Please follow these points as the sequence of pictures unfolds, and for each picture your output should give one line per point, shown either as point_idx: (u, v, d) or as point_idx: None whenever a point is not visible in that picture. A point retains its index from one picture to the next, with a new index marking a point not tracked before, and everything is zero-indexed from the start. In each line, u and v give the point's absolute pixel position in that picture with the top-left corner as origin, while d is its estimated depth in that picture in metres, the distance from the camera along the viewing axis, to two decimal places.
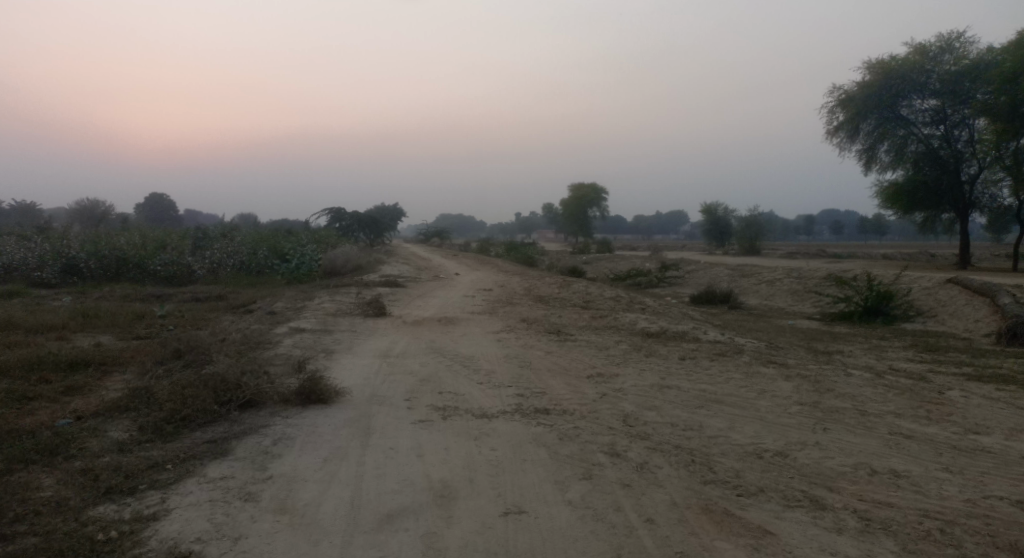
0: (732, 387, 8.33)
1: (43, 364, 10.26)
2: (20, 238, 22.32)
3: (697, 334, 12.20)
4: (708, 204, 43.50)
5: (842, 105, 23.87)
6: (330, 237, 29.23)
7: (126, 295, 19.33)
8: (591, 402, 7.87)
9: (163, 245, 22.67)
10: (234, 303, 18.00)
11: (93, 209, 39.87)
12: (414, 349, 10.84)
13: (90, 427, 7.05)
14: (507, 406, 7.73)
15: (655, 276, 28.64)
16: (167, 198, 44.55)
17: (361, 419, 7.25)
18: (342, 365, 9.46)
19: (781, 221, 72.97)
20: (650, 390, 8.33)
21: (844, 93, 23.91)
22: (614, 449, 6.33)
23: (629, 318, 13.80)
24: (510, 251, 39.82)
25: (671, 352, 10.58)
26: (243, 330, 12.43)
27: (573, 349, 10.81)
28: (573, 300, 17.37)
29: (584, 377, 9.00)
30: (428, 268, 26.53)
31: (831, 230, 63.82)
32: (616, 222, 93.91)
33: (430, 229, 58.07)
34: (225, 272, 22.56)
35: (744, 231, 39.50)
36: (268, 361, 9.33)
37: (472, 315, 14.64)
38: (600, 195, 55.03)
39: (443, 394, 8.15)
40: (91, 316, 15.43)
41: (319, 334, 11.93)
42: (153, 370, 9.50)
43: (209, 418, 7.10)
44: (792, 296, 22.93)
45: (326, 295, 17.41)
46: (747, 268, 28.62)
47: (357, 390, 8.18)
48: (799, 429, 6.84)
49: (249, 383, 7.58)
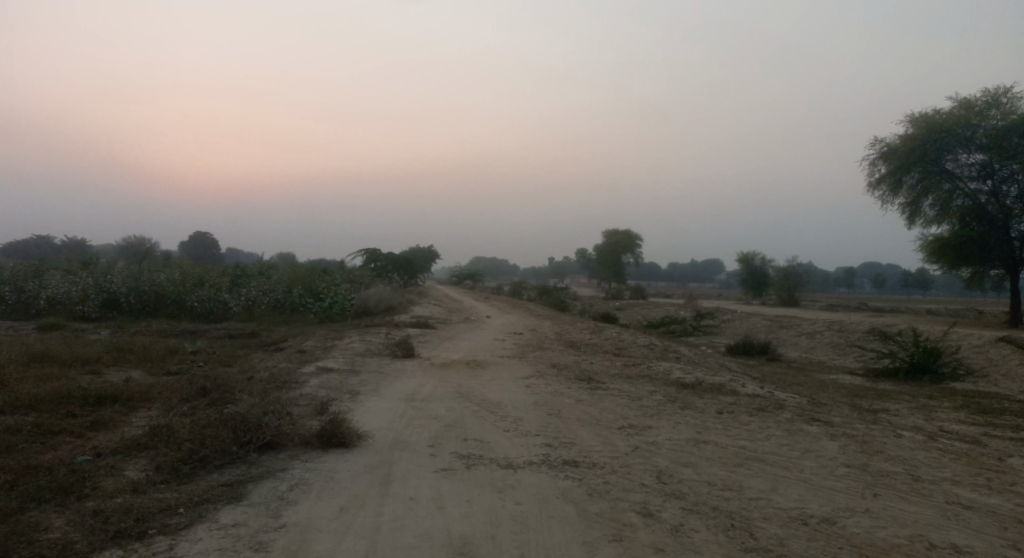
0: (774, 445, 7.87)
1: (71, 399, 10.19)
2: (65, 272, 22.75)
3: (734, 386, 11.71)
4: (746, 254, 42.87)
5: (885, 157, 23.43)
6: (364, 277, 29.31)
7: (161, 330, 19.46)
8: (623, 456, 7.48)
9: (200, 281, 22.89)
10: (265, 341, 17.97)
11: (138, 245, 40.69)
12: (440, 392, 10.57)
13: (107, 465, 6.87)
14: (533, 456, 7.38)
15: (690, 325, 28.09)
16: (209, 235, 45.30)
17: (381, 465, 6.96)
18: (366, 407, 9.20)
19: (820, 273, 71.65)
20: (686, 445, 7.91)
21: (887, 145, 23.43)
22: (646, 509, 5.94)
23: (664, 367, 13.36)
24: (543, 295, 39.55)
25: (708, 405, 10.14)
26: (271, 368, 12.30)
27: (605, 398, 10.44)
28: (605, 347, 16.99)
29: (615, 428, 8.61)
30: (460, 310, 26.38)
31: (872, 282, 62.40)
32: (650, 269, 93.23)
33: (464, 271, 58.13)
34: (260, 309, 22.66)
35: (782, 282, 38.75)
36: (292, 402, 9.12)
37: (501, 359, 14.35)
38: (635, 241, 54.65)
39: (468, 442, 7.83)
40: (125, 350, 15.49)
41: (346, 374, 11.72)
42: (178, 407, 9.34)
43: (227, 459, 6.87)
44: (833, 350, 22.22)
45: (356, 334, 17.28)
46: (786, 319, 27.91)
47: (379, 435, 7.90)
48: (846, 493, 6.38)
49: (270, 423, 7.35)
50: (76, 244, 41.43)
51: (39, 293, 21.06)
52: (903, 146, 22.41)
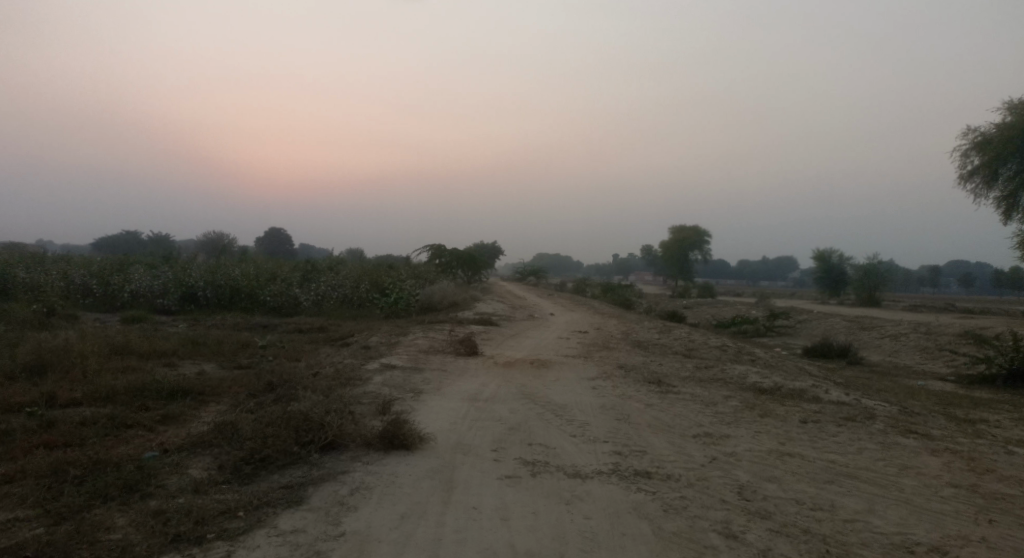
0: (867, 460, 7.24)
1: (144, 391, 10.24)
2: (147, 266, 23.42)
3: (817, 393, 11.00)
4: (821, 251, 41.19)
5: (979, 148, 21.96)
6: (429, 273, 29.32)
7: (235, 323, 19.76)
8: (700, 468, 6.96)
9: (273, 276, 23.21)
10: (333, 335, 18.03)
11: (217, 241, 41.87)
12: (505, 393, 10.21)
13: (171, 460, 6.72)
14: (603, 465, 6.93)
15: (762, 325, 27.07)
16: (284, 231, 46.27)
17: (443, 469, 6.64)
18: (429, 407, 8.90)
19: (901, 271, 68.44)
20: (768, 458, 7.34)
21: (981, 135, 21.99)
22: (730, 530, 5.43)
23: (738, 370, 12.71)
24: (608, 292, 38.89)
25: (790, 412, 9.51)
26: (336, 364, 12.17)
27: (677, 403, 9.92)
28: (675, 347, 16.38)
29: (691, 436, 8.09)
30: (524, 306, 26.05)
31: (958, 283, 59.22)
32: (718, 267, 91.06)
33: (528, 267, 57.80)
34: (328, 304, 22.83)
35: (861, 280, 37.05)
36: (355, 400, 8.90)
37: (568, 359, 13.92)
38: (703, 238, 53.21)
39: (533, 447, 7.44)
40: (199, 343, 15.70)
41: (410, 371, 11.51)
42: (244, 403, 9.24)
43: (288, 460, 6.63)
44: (920, 353, 20.97)
45: (420, 331, 17.16)
46: (866, 320, 26.58)
47: (442, 437, 7.59)
48: (956, 519, 5.75)
49: (332, 422, 7.09)
50: (160, 239, 42.95)
51: (123, 286, 21.71)
52: (1000, 136, 20.95)
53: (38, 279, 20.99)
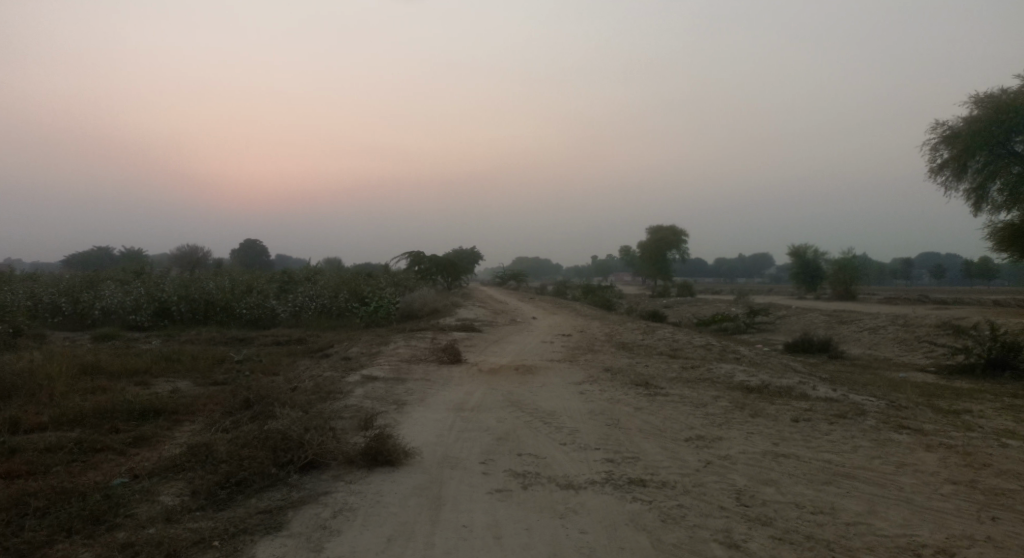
0: (864, 459, 7.10)
1: (115, 413, 9.85)
2: (118, 282, 22.87)
3: (805, 390, 10.88)
4: (797, 247, 41.42)
5: (948, 141, 22.14)
6: (408, 280, 28.98)
7: (211, 338, 19.31)
8: (694, 473, 6.76)
9: (249, 288, 22.77)
10: (311, 347, 17.66)
11: (192, 254, 41.19)
12: (490, 401, 9.97)
13: (142, 487, 6.40)
14: (595, 474, 6.71)
15: (743, 322, 27.07)
16: (260, 242, 45.65)
17: (430, 486, 6.38)
18: (412, 419, 8.63)
19: (875, 263, 69.14)
20: (763, 460, 7.18)
21: (950, 129, 22.15)
22: (730, 539, 5.24)
23: (725, 370, 12.55)
24: (588, 293, 38.76)
25: (781, 411, 9.37)
26: (315, 377, 11.86)
27: (666, 405, 9.75)
28: (659, 348, 16.22)
29: (682, 440, 7.90)
30: (505, 311, 25.83)
31: (931, 274, 59.91)
32: (696, 265, 91.46)
33: (507, 271, 57.57)
34: (306, 315, 22.42)
35: (837, 274, 37.29)
36: (336, 415, 8.61)
37: (552, 363, 13.70)
38: (680, 237, 53.30)
39: (522, 458, 7.21)
40: (174, 360, 15.28)
41: (392, 382, 11.22)
42: (220, 422, 8.91)
43: (267, 482, 6.34)
44: (899, 345, 21.05)
45: (401, 339, 16.86)
46: (845, 314, 26.69)
47: (428, 450, 7.33)
48: (959, 518, 5.62)
49: (312, 441, 6.80)
50: (133, 254, 42.18)
51: (95, 304, 21.15)
52: (969, 129, 21.11)
53: (5, 299, 20.39)
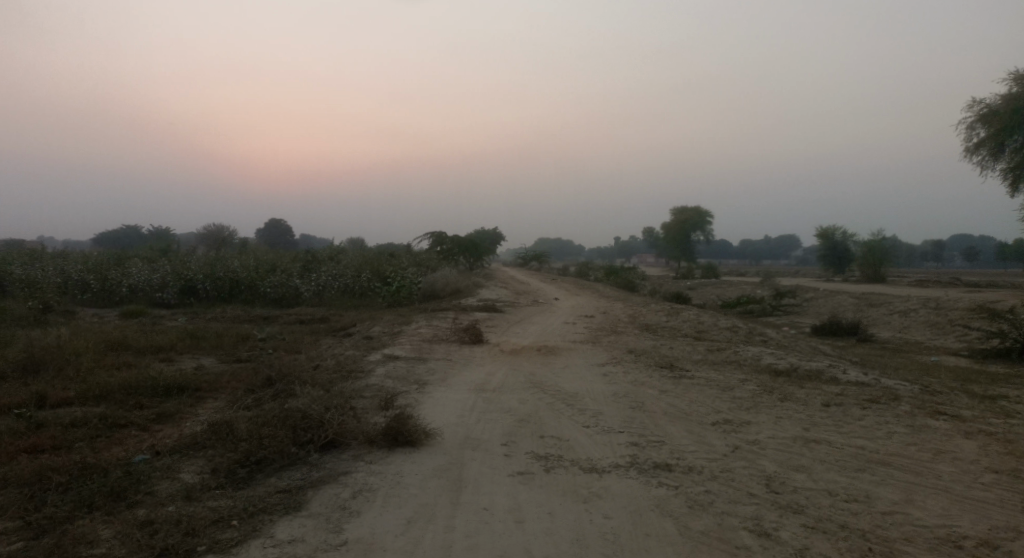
0: (898, 445, 6.86)
1: (138, 389, 9.85)
2: (145, 260, 23.04)
3: (835, 374, 10.61)
4: (825, 228, 40.73)
5: (985, 119, 21.45)
6: (431, 260, 28.91)
7: (235, 316, 19.37)
8: (723, 459, 6.57)
9: (273, 267, 22.83)
10: (334, 326, 17.66)
11: (218, 233, 41.46)
12: (513, 382, 9.82)
13: (162, 463, 6.34)
14: (621, 458, 6.54)
15: (769, 305, 26.69)
16: (284, 222, 45.82)
17: (451, 467, 6.26)
18: (434, 400, 8.52)
19: (905, 245, 67.87)
20: (793, 445, 6.97)
21: (987, 106, 21.45)
22: (761, 527, 5.06)
23: (752, 353, 12.30)
24: (611, 275, 38.46)
25: (811, 395, 9.13)
26: (337, 356, 11.81)
27: (692, 388, 9.55)
28: (684, 330, 15.97)
29: (709, 424, 7.71)
30: (528, 292, 25.68)
31: (962, 256, 58.66)
32: (720, 247, 90.56)
33: (530, 252, 57.35)
34: (330, 294, 22.45)
35: (866, 257, 36.61)
36: (357, 394, 8.52)
37: (575, 345, 13.52)
38: (705, 218, 52.63)
39: (545, 440, 7.06)
40: (198, 337, 15.32)
41: (414, 362, 11.12)
42: (242, 400, 8.86)
43: (287, 462, 6.24)
44: (930, 329, 20.60)
45: (423, 319, 16.78)
46: (874, 297, 26.19)
47: (449, 431, 7.20)
48: (1001, 509, 5.39)
49: (332, 420, 6.71)
50: (161, 233, 42.56)
51: (122, 281, 21.31)
52: (1007, 106, 20.44)
53: (35, 275, 20.62)
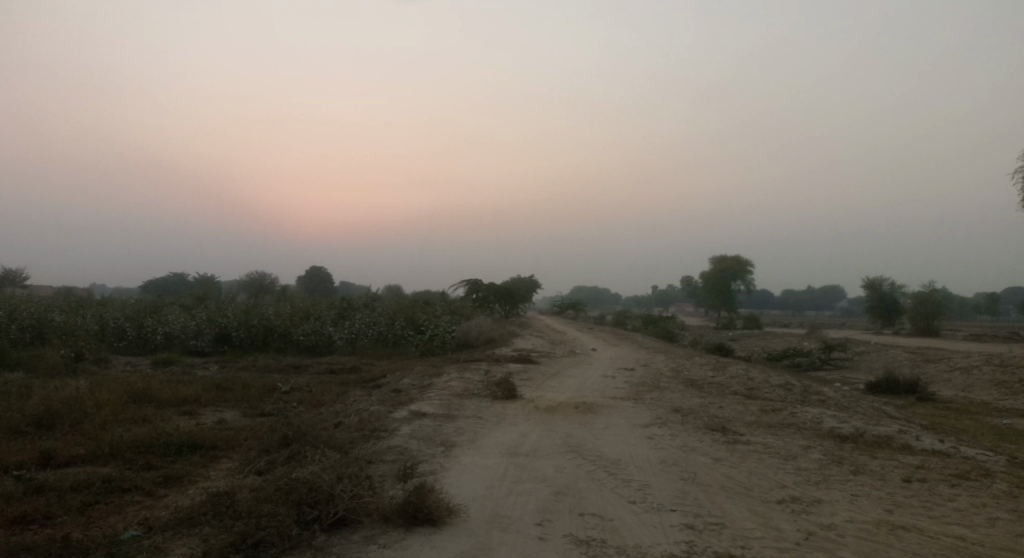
0: (1006, 539, 5.88)
1: (150, 447, 9.15)
2: (181, 308, 22.69)
3: (908, 442, 9.54)
4: (872, 279, 39.09)
5: None
6: (466, 309, 28.19)
7: (266, 365, 18.78)
8: (795, 549, 5.61)
9: (307, 314, 22.33)
10: (364, 377, 16.96)
11: (259, 280, 41.52)
12: (549, 445, 8.92)
13: (150, 542, 5.56)
14: (675, 546, 5.60)
15: (817, 360, 25.35)
16: (325, 269, 45.84)
17: (477, 553, 5.40)
18: (461, 466, 7.66)
19: (956, 296, 65.24)
20: (878, 532, 6.01)
21: None
22: None
23: (812, 414, 11.23)
24: (650, 325, 37.26)
25: (887, 467, 8.13)
26: (361, 411, 11.04)
27: (750, 455, 8.58)
28: (732, 386, 14.87)
29: (776, 502, 6.76)
30: (564, 342, 24.76)
31: (1019, 309, 55.85)
32: (762, 297, 88.42)
33: (566, 300, 56.24)
34: (363, 342, 21.80)
35: (917, 308, 34.88)
36: (376, 460, 7.69)
37: (616, 401, 12.54)
38: (747, 267, 51.14)
39: (587, 520, 6.15)
40: (224, 388, 14.69)
41: (442, 420, 10.26)
42: (253, 462, 8.08)
43: (289, 544, 5.43)
44: (997, 387, 19.18)
45: (455, 371, 15.98)
46: (930, 351, 24.69)
47: (477, 506, 6.34)
48: None
49: (344, 492, 5.90)
50: (205, 280, 42.80)
51: (156, 328, 20.91)
52: None
53: (71, 323, 20.33)
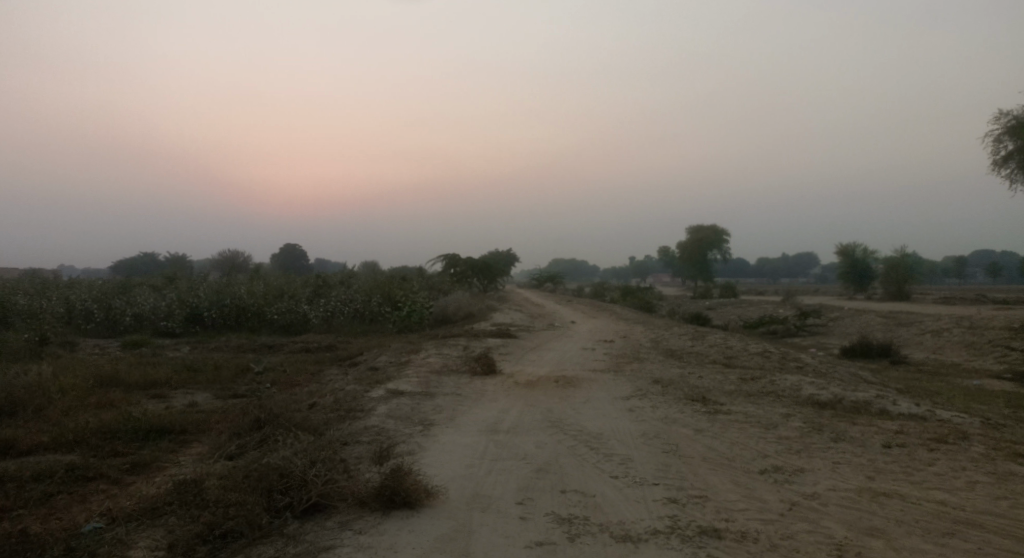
0: (987, 502, 5.88)
1: (117, 433, 8.88)
2: (152, 288, 22.19)
3: (886, 406, 9.55)
4: (844, 245, 39.38)
5: (1013, 132, 19.38)
6: (444, 284, 27.93)
7: (239, 346, 18.45)
8: (779, 521, 5.55)
9: (282, 292, 21.96)
10: (340, 355, 16.71)
11: (232, 259, 40.82)
12: (529, 421, 8.79)
13: (115, 535, 5.35)
14: (659, 521, 5.51)
15: (792, 327, 25.50)
16: (300, 247, 45.25)
17: (456, 536, 5.26)
18: (439, 446, 7.50)
19: (926, 261, 66.10)
20: (862, 500, 5.97)
21: (1014, 117, 19.55)
22: None
23: (791, 381, 11.22)
24: (628, 296, 37.30)
25: (867, 433, 8.11)
26: (337, 391, 10.83)
27: (731, 425, 8.52)
28: (711, 356, 14.87)
29: (758, 472, 6.69)
30: (542, 315, 24.66)
31: (986, 272, 56.81)
32: (736, 265, 89.09)
33: (543, 273, 56.16)
34: (339, 320, 21.52)
35: (889, 273, 35.23)
36: (352, 442, 7.52)
37: (596, 374, 12.45)
38: (722, 236, 51.32)
39: (568, 497, 6.04)
40: (195, 370, 14.38)
41: (419, 398, 10.09)
42: (224, 447, 7.86)
43: (259, 534, 5.25)
44: (967, 349, 19.42)
45: (432, 347, 15.80)
46: (902, 315, 24.95)
47: (455, 487, 6.19)
48: None
49: (317, 478, 5.72)
50: (176, 260, 42.01)
51: (126, 310, 20.44)
52: None
53: (36, 306, 19.77)
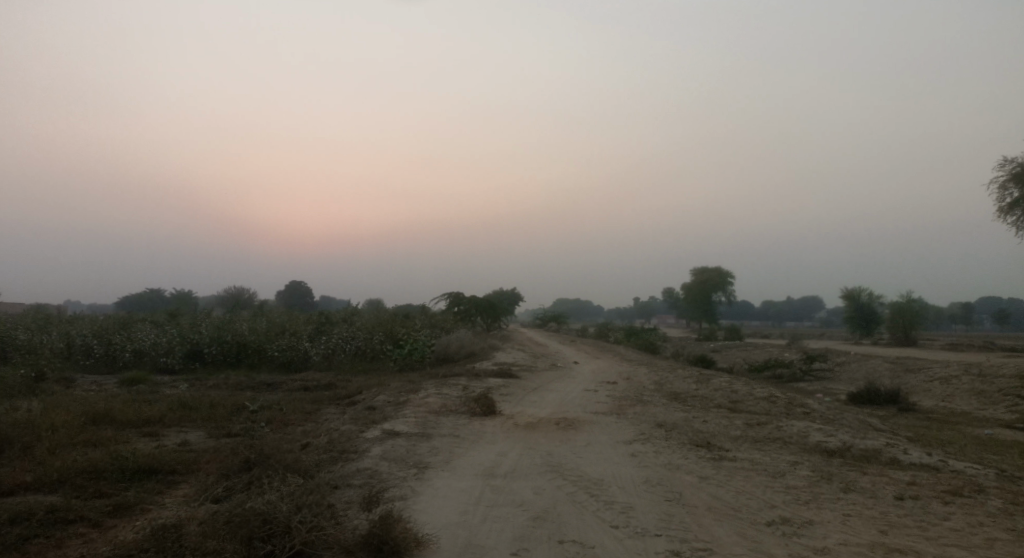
0: None
1: (103, 473, 8.61)
2: (152, 324, 22.01)
3: (897, 455, 9.24)
4: (850, 290, 39.10)
5: (1017, 179, 19.26)
6: (447, 322, 27.70)
7: (238, 383, 18.19)
8: None
9: (283, 329, 21.74)
10: (339, 393, 16.43)
11: (237, 295, 40.73)
12: (527, 465, 8.51)
13: None
14: None
15: (798, 371, 25.11)
16: (305, 284, 45.20)
17: None
18: (433, 491, 7.22)
19: (932, 307, 65.62)
20: (875, 556, 5.68)
21: (1017, 164, 19.46)
22: None
23: (798, 427, 10.92)
24: (632, 337, 36.96)
25: (878, 483, 7.81)
26: (331, 430, 10.56)
27: (737, 473, 8.23)
28: (716, 400, 14.55)
29: (766, 524, 6.40)
30: (546, 355, 24.36)
31: (993, 319, 56.33)
32: (741, 308, 88.69)
33: (548, 313, 55.89)
34: (340, 358, 21.25)
35: (895, 319, 34.87)
36: (343, 485, 7.26)
37: (598, 417, 12.16)
38: (726, 278, 51.09)
39: (565, 548, 5.76)
40: (191, 407, 14.12)
41: (416, 439, 9.81)
42: (211, 488, 7.59)
43: None
44: (977, 397, 19.04)
45: (432, 387, 15.51)
46: (909, 361, 24.59)
47: (447, 535, 5.92)
48: None
49: (302, 525, 5.47)
50: (181, 296, 41.95)
51: (125, 345, 20.24)
52: None
53: (35, 341, 19.59)
